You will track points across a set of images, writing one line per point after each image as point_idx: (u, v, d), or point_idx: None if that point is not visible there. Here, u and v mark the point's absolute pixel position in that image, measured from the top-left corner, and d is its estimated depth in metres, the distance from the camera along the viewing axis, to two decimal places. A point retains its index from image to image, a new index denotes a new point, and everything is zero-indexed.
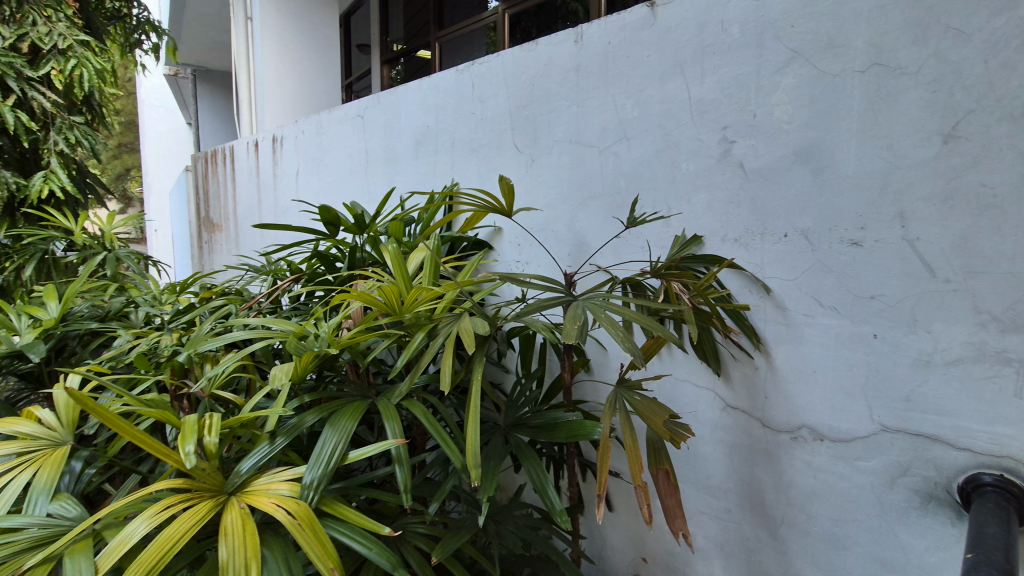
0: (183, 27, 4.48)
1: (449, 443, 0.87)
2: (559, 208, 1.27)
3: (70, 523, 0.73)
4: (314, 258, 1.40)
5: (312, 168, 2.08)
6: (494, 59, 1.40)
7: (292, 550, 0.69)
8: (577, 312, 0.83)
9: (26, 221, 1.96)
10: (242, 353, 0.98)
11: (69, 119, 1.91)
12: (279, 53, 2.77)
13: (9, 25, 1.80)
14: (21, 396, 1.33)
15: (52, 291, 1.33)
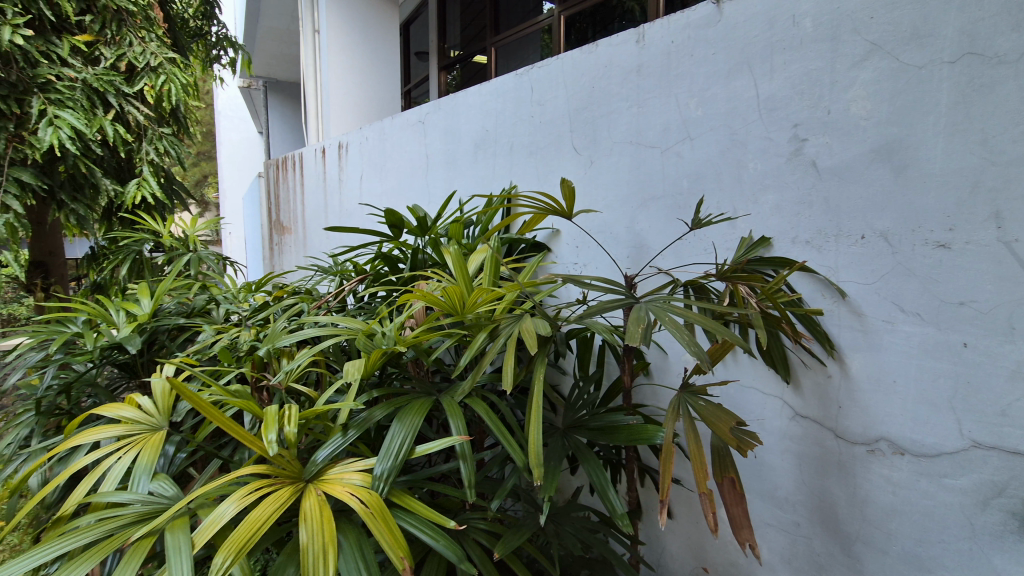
0: (256, 41, 4.76)
1: (510, 442, 0.88)
2: (618, 209, 1.26)
3: (167, 501, 0.80)
4: (378, 260, 1.46)
5: (375, 173, 2.16)
6: (553, 62, 1.41)
7: (365, 537, 0.72)
8: (640, 315, 0.83)
9: (121, 225, 2.14)
10: (314, 349, 1.03)
11: (158, 131, 2.07)
12: (343, 64, 2.90)
13: (110, 47, 1.97)
14: (119, 383, 1.46)
15: (145, 289, 1.46)
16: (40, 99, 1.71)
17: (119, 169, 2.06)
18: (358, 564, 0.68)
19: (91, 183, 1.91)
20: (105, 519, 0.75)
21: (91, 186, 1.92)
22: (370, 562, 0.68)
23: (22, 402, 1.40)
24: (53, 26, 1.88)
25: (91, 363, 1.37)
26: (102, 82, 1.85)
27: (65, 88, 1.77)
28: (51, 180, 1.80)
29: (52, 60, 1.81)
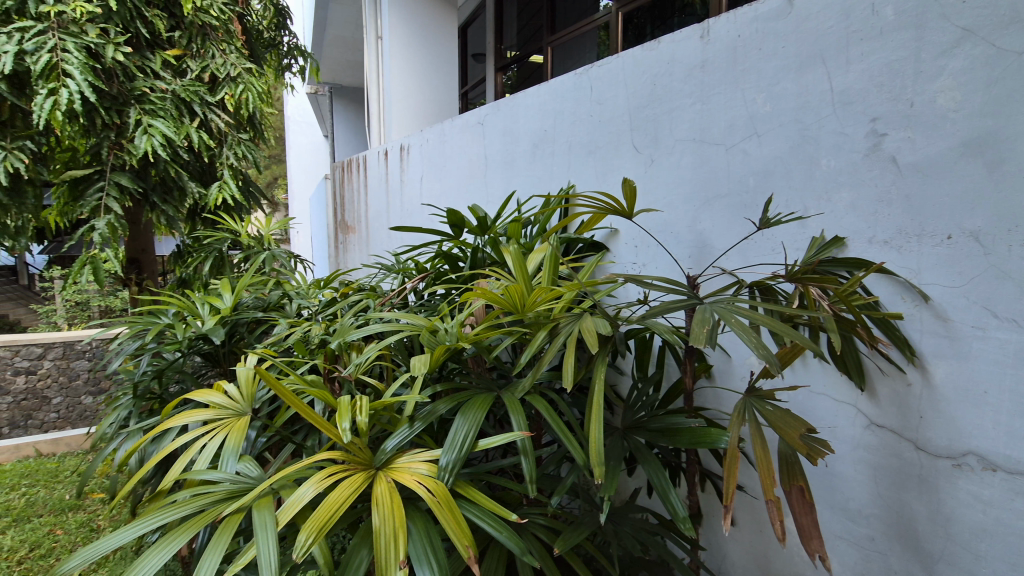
0: (323, 49, 4.99)
1: (571, 439, 0.89)
2: (680, 209, 1.24)
3: (252, 480, 0.86)
4: (439, 258, 1.50)
5: (435, 173, 2.22)
6: (614, 61, 1.40)
7: (432, 525, 0.75)
8: (704, 316, 0.81)
9: (204, 224, 2.31)
10: (381, 344, 1.08)
11: (237, 137, 2.20)
12: (404, 68, 2.99)
13: (196, 60, 2.13)
14: (203, 370, 1.58)
15: (227, 284, 1.57)
16: (136, 110, 1.87)
17: (203, 173, 2.22)
18: (426, 549, 0.71)
19: (179, 186, 2.08)
20: (199, 494, 0.81)
21: (179, 189, 2.09)
22: (437, 549, 0.71)
23: (123, 386, 1.55)
24: (147, 43, 2.05)
25: (180, 352, 1.48)
26: (188, 92, 2.01)
27: (157, 99, 1.92)
28: (145, 184, 1.98)
29: (146, 74, 1.99)
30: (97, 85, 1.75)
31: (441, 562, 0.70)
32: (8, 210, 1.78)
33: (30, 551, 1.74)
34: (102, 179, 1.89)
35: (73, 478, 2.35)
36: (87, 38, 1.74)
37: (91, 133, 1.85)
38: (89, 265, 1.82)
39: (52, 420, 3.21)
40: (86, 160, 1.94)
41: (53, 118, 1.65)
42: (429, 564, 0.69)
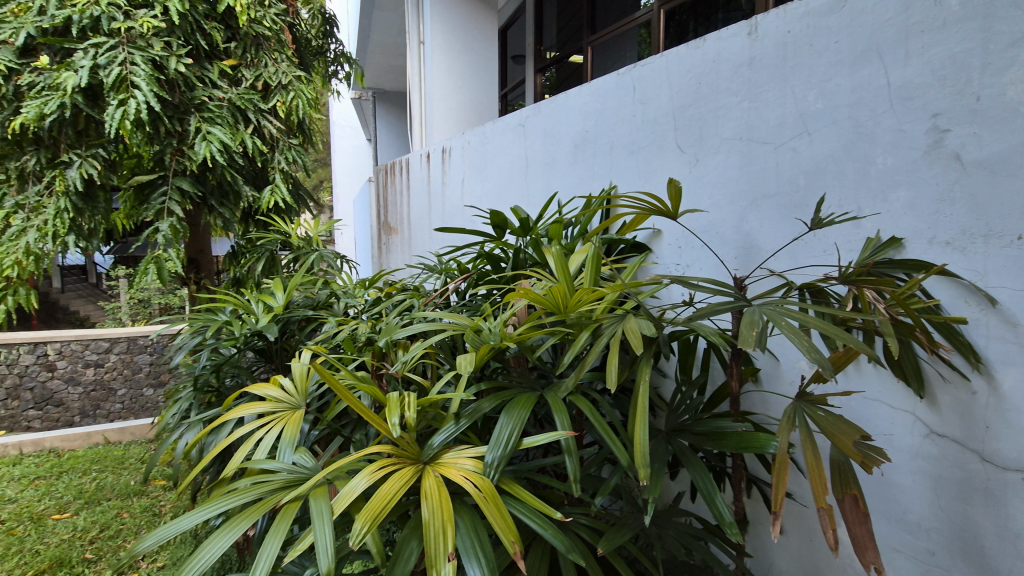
0: (367, 55, 5.13)
1: (614, 440, 0.89)
2: (726, 209, 1.22)
3: (308, 470, 0.90)
4: (482, 259, 1.52)
5: (476, 175, 2.25)
6: (657, 60, 1.39)
7: (478, 520, 0.77)
8: (753, 318, 0.80)
9: (257, 226, 2.42)
10: (426, 343, 1.11)
11: (288, 142, 2.29)
12: (445, 72, 3.04)
13: (250, 69, 2.23)
14: (257, 365, 1.66)
15: (280, 283, 1.64)
16: (196, 118, 1.97)
17: (256, 177, 2.32)
18: (473, 543, 0.73)
19: (234, 190, 2.18)
20: (259, 482, 0.85)
21: (235, 192, 2.19)
22: (484, 543, 0.73)
23: (185, 379, 1.65)
24: (206, 54, 2.16)
25: (236, 348, 1.56)
26: (244, 101, 2.10)
27: (215, 107, 2.03)
28: (204, 188, 2.09)
29: (205, 84, 2.09)
30: (162, 96, 1.86)
31: (488, 556, 0.71)
32: (83, 213, 1.92)
33: (101, 531, 1.87)
34: (165, 184, 2.00)
35: (138, 465, 2.50)
36: (153, 51, 1.84)
37: (156, 140, 1.96)
38: (154, 265, 1.93)
39: (118, 410, 3.44)
40: (150, 166, 2.05)
41: (123, 128, 1.76)
42: (476, 557, 0.71)
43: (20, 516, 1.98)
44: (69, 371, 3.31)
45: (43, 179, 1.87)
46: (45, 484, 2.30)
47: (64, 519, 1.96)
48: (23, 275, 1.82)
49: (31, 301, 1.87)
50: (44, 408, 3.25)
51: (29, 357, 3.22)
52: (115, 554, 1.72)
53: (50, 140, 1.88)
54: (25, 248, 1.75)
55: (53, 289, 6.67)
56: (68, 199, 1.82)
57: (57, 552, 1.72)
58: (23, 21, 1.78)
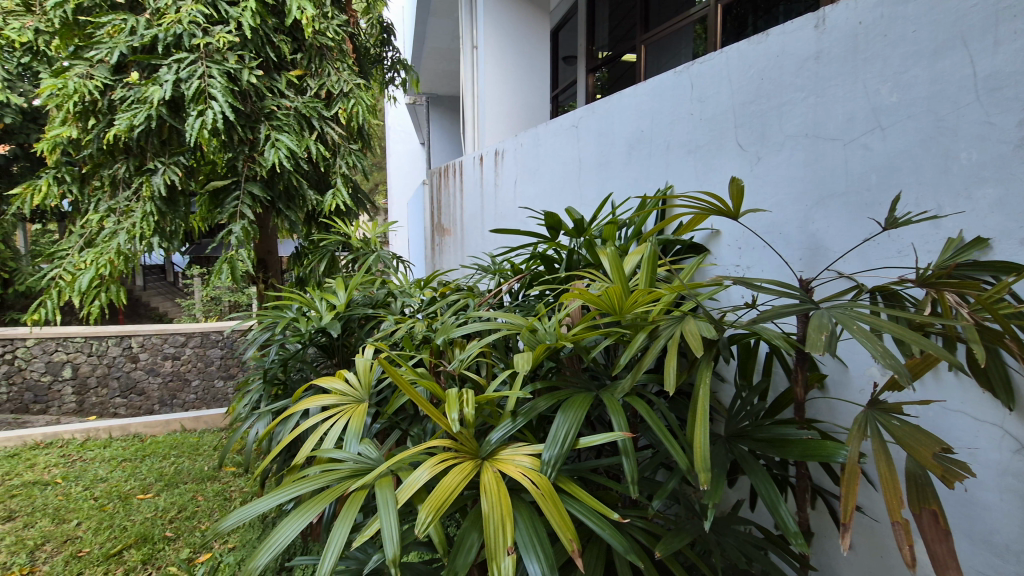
0: (421, 61, 5.28)
1: (673, 443, 0.87)
2: (790, 208, 1.18)
3: (373, 460, 0.93)
4: (536, 259, 1.54)
5: (529, 176, 2.27)
6: (716, 57, 1.36)
7: (536, 516, 0.78)
8: (822, 321, 0.78)
9: (319, 228, 2.54)
10: (483, 341, 1.13)
11: (349, 148, 2.38)
12: (497, 75, 3.08)
13: (315, 78, 2.34)
14: (320, 360, 1.74)
15: (342, 282, 1.71)
16: (267, 126, 2.09)
17: (320, 181, 2.43)
18: (532, 538, 0.74)
19: (300, 195, 2.30)
20: (328, 470, 0.90)
21: (301, 197, 2.32)
22: (542, 539, 0.74)
23: (255, 372, 1.75)
24: (275, 66, 2.29)
25: (302, 343, 1.64)
26: (309, 109, 2.21)
27: (283, 116, 2.14)
28: (272, 193, 2.22)
29: (275, 94, 2.21)
30: (235, 106, 1.98)
31: (546, 552, 0.72)
32: (165, 216, 2.09)
33: (179, 512, 2.01)
34: (238, 189, 2.14)
35: (211, 451, 2.68)
36: (228, 64, 1.97)
37: (230, 148, 2.09)
38: (227, 265, 2.06)
39: (191, 400, 4.06)
40: (224, 172, 2.20)
41: (201, 136, 1.89)
42: (535, 552, 0.72)
43: (110, 494, 2.17)
44: (150, 363, 3.94)
45: (131, 185, 2.05)
46: (130, 465, 2.51)
47: (147, 499, 2.12)
48: (115, 272, 1.96)
49: (122, 296, 2.01)
50: (128, 396, 3.89)
51: (117, 350, 3.86)
52: (191, 533, 1.86)
53: (138, 149, 2.05)
54: (117, 249, 1.91)
55: (138, 287, 7.27)
56: (153, 203, 1.98)
57: (142, 529, 1.86)
58: (117, 40, 1.92)
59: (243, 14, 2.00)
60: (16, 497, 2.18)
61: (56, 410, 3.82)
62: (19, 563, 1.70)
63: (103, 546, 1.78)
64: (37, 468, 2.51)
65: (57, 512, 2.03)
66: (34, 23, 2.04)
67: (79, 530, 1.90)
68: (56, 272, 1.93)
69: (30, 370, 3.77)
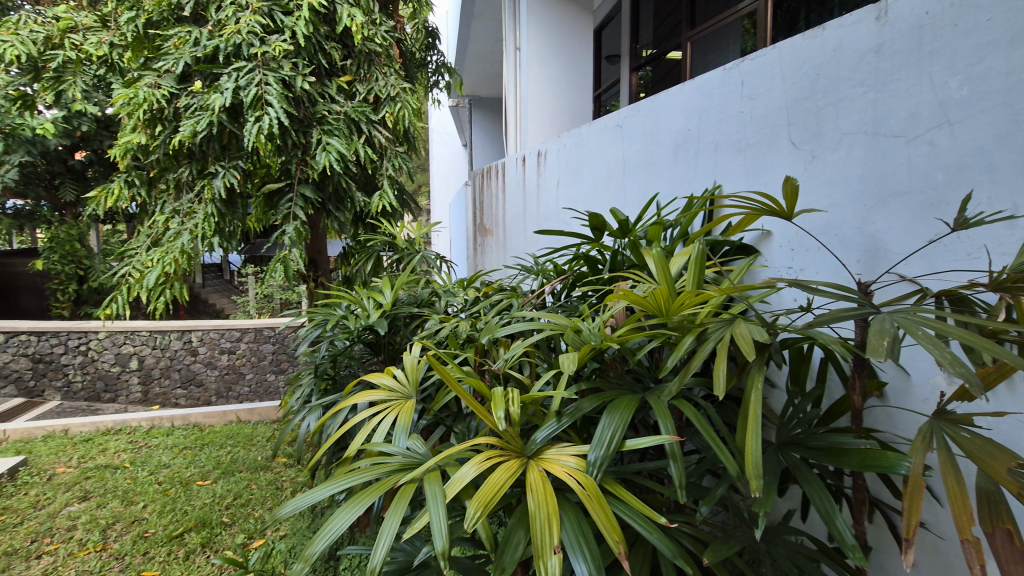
0: (465, 64, 5.35)
1: (723, 449, 0.86)
2: (847, 208, 1.13)
3: (421, 455, 0.96)
4: (580, 260, 1.53)
5: (572, 177, 2.27)
6: (769, 53, 1.32)
7: (582, 517, 0.78)
8: (884, 326, 0.74)
9: (367, 228, 2.61)
10: (528, 341, 1.14)
11: (395, 150, 2.44)
12: (540, 76, 3.08)
13: (364, 83, 2.41)
14: (366, 357, 1.80)
15: (388, 282, 1.75)
16: (318, 131, 2.17)
17: (367, 183, 2.50)
18: (578, 538, 0.74)
19: (349, 196, 2.38)
20: (379, 463, 0.93)
21: (349, 198, 2.40)
22: (589, 539, 0.74)
23: (306, 367, 1.83)
24: (326, 72, 2.38)
25: (350, 340, 1.70)
26: (358, 113, 2.28)
27: (333, 120, 2.21)
28: (323, 194, 2.31)
29: (326, 99, 2.29)
30: (290, 111, 2.06)
31: (593, 553, 0.72)
32: (225, 217, 2.20)
33: (235, 499, 2.11)
34: (291, 191, 2.24)
35: (264, 443, 2.80)
36: (283, 72, 2.05)
37: (284, 152, 2.18)
38: (281, 264, 2.14)
39: (246, 392, 4.25)
40: (278, 175, 2.30)
41: (258, 141, 1.98)
42: (582, 552, 0.72)
43: (173, 480, 2.30)
44: (208, 356, 4.16)
45: (194, 188, 2.17)
46: (190, 453, 2.65)
47: (206, 485, 2.24)
48: (178, 270, 2.08)
49: (184, 293, 2.13)
50: (188, 387, 4.12)
51: (178, 343, 4.12)
52: (246, 520, 1.95)
53: (200, 154, 2.17)
54: (181, 248, 2.03)
55: (197, 283, 7.66)
56: (214, 205, 2.09)
57: (201, 514, 1.97)
58: (182, 52, 2.03)
59: (298, 23, 2.09)
60: (90, 478, 2.35)
61: (124, 399, 4.11)
62: (93, 540, 1.83)
63: (167, 528, 1.89)
64: (108, 452, 2.69)
65: (126, 494, 2.17)
66: (109, 37, 2.19)
67: (145, 512, 2.02)
68: (127, 270, 2.07)
69: (101, 361, 4.08)
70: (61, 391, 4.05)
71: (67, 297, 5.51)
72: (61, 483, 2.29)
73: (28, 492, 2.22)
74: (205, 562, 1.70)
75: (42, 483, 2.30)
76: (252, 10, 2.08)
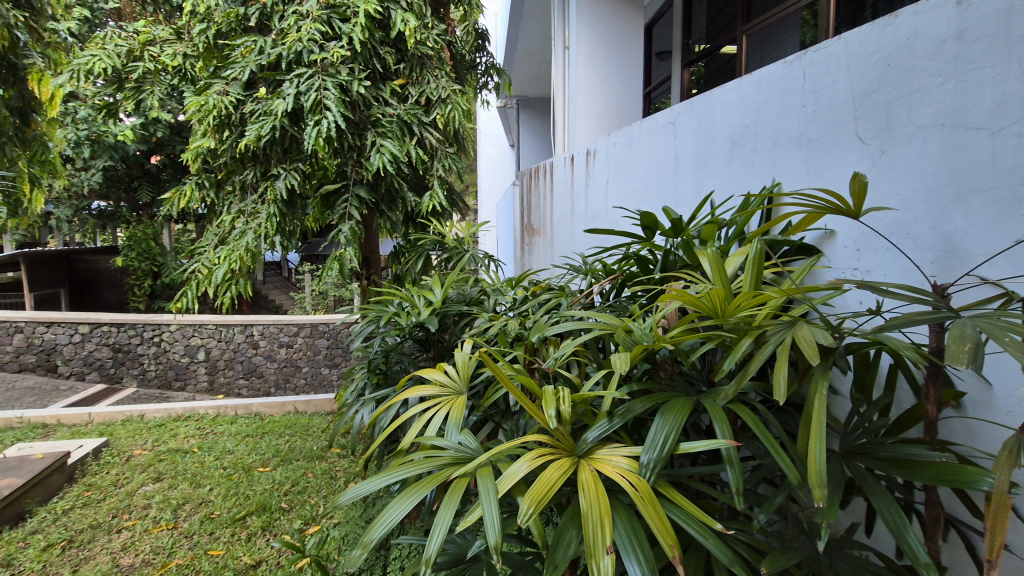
0: (514, 64, 5.38)
1: (783, 456, 0.83)
2: (920, 206, 1.06)
3: (472, 450, 0.97)
4: (631, 260, 1.51)
5: (622, 176, 2.24)
6: (834, 43, 1.25)
7: (635, 519, 0.77)
8: (965, 332, 0.70)
9: (417, 227, 2.67)
10: (578, 340, 1.13)
11: (445, 151, 2.48)
12: (590, 74, 3.06)
13: (415, 85, 2.46)
14: (417, 353, 1.84)
15: (438, 280, 1.79)
16: (373, 133, 2.24)
17: (418, 183, 2.56)
18: (632, 539, 0.73)
19: (401, 197, 2.45)
20: (432, 457, 0.95)
21: (401, 198, 2.47)
22: (642, 541, 0.73)
23: (359, 361, 1.89)
24: (381, 76, 2.45)
25: (402, 337, 1.75)
26: (410, 115, 2.34)
27: (387, 122, 2.28)
28: (376, 195, 2.38)
29: (380, 102, 2.36)
30: (346, 115, 2.13)
31: (646, 554, 0.72)
32: (286, 217, 2.31)
33: (293, 486, 2.21)
34: (347, 192, 2.32)
35: (319, 433, 2.91)
36: (340, 77, 2.13)
37: (340, 154, 2.26)
38: (337, 262, 2.23)
39: (302, 384, 4.43)
40: (335, 176, 2.39)
41: (318, 143, 2.06)
42: (635, 554, 0.72)
43: (236, 465, 2.43)
44: (268, 350, 4.38)
45: (258, 189, 2.28)
46: (252, 440, 2.80)
47: (266, 472, 2.35)
48: (243, 267, 2.20)
49: (248, 289, 2.24)
50: (250, 378, 4.36)
51: (241, 336, 4.36)
52: (303, 506, 2.03)
53: (264, 157, 2.28)
54: (246, 246, 2.15)
55: (258, 280, 8.04)
56: (276, 206, 2.19)
57: (262, 499, 2.07)
58: (248, 60, 2.14)
59: (354, 29, 2.16)
60: (163, 461, 2.52)
61: (192, 388, 4.38)
62: (165, 518, 1.97)
63: (231, 511, 2.00)
64: (178, 437, 2.87)
65: (195, 477, 2.32)
66: (183, 49, 2.34)
67: (211, 495, 2.15)
68: (197, 266, 2.20)
69: (172, 352, 4.37)
70: (137, 378, 4.37)
71: (143, 292, 5.92)
72: (138, 464, 2.46)
73: (109, 471, 2.40)
74: (266, 545, 1.79)
75: (121, 464, 2.48)
76: (312, 19, 2.16)
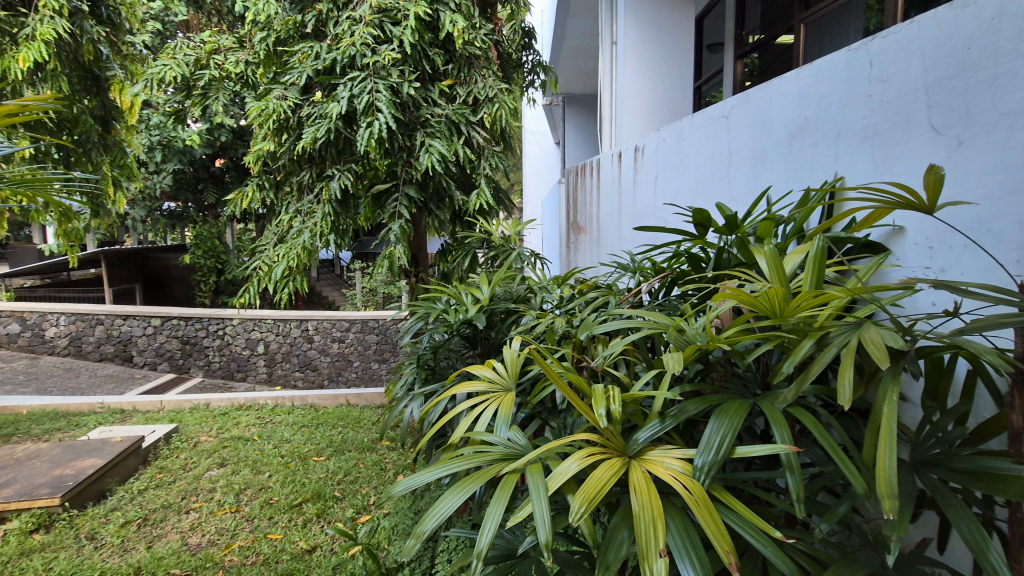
0: (560, 60, 5.35)
1: (847, 464, 0.79)
2: (1003, 200, 0.99)
3: (521, 446, 0.97)
4: (682, 258, 1.47)
5: (671, 172, 2.19)
6: (905, 28, 1.18)
7: (688, 522, 0.75)
8: None
9: (464, 225, 2.70)
10: (628, 339, 1.11)
11: (492, 150, 2.49)
12: (638, 69, 3.00)
13: (463, 85, 2.49)
14: (464, 350, 1.87)
15: (485, 277, 1.80)
16: (422, 133, 2.29)
17: (466, 182, 2.60)
18: (686, 543, 0.72)
19: (448, 196, 2.49)
20: (481, 452, 0.96)
21: (448, 198, 2.51)
22: (696, 545, 0.72)
23: (409, 356, 1.94)
24: (430, 77, 2.50)
25: (450, 334, 1.77)
26: (458, 115, 2.36)
27: (436, 123, 2.32)
28: (424, 194, 2.43)
29: (428, 103, 2.40)
30: (397, 116, 2.18)
31: (701, 559, 0.70)
32: (340, 216, 2.40)
33: (345, 475, 2.29)
34: (397, 191, 2.37)
35: (370, 425, 3.00)
36: (391, 79, 2.18)
37: (391, 155, 2.32)
38: (387, 260, 2.29)
39: (353, 378, 4.58)
40: (385, 177, 2.45)
41: (370, 145, 2.12)
42: (689, 557, 0.70)
43: (293, 454, 2.54)
44: (322, 344, 4.55)
45: (313, 190, 2.38)
46: (308, 430, 2.92)
47: (321, 461, 2.45)
48: (300, 265, 2.30)
49: (305, 285, 2.34)
50: (305, 371, 4.56)
51: (296, 331, 4.55)
52: (355, 495, 2.10)
53: (319, 158, 2.37)
54: (302, 245, 2.24)
55: (312, 277, 8.37)
56: (331, 205, 2.28)
57: (317, 487, 2.15)
58: (305, 65, 2.22)
59: (404, 32, 2.20)
60: (227, 447, 2.66)
61: (252, 378, 4.61)
62: (229, 502, 2.08)
63: (288, 497, 2.09)
64: (240, 425, 3.03)
65: (256, 463, 2.44)
66: (245, 56, 2.46)
67: (270, 481, 2.26)
68: (258, 263, 2.32)
69: (235, 344, 4.60)
70: (202, 368, 4.64)
71: (208, 288, 6.27)
72: (205, 449, 2.62)
73: (179, 455, 2.56)
74: (320, 531, 1.86)
75: (190, 449, 2.64)
76: (365, 23, 2.21)
